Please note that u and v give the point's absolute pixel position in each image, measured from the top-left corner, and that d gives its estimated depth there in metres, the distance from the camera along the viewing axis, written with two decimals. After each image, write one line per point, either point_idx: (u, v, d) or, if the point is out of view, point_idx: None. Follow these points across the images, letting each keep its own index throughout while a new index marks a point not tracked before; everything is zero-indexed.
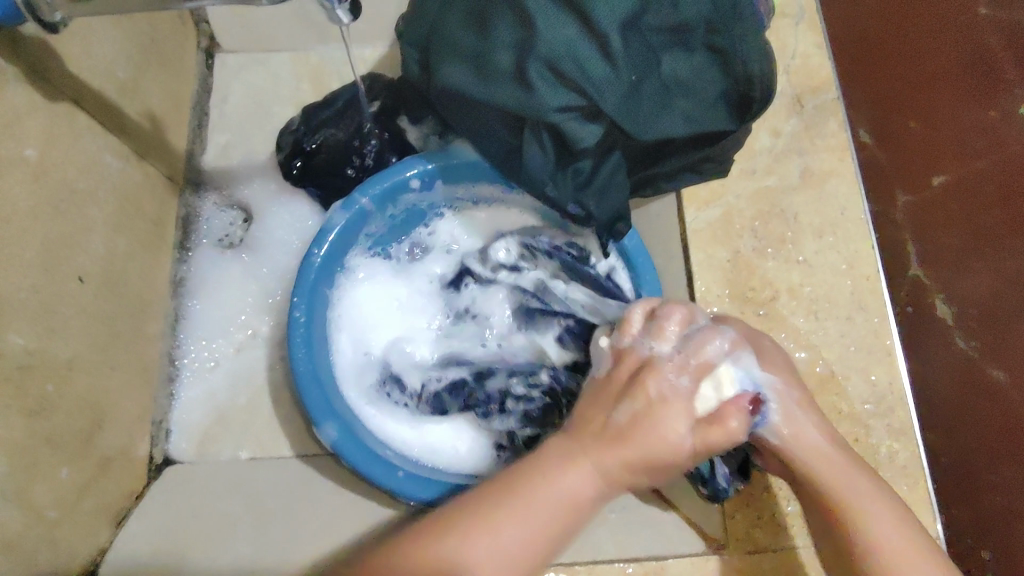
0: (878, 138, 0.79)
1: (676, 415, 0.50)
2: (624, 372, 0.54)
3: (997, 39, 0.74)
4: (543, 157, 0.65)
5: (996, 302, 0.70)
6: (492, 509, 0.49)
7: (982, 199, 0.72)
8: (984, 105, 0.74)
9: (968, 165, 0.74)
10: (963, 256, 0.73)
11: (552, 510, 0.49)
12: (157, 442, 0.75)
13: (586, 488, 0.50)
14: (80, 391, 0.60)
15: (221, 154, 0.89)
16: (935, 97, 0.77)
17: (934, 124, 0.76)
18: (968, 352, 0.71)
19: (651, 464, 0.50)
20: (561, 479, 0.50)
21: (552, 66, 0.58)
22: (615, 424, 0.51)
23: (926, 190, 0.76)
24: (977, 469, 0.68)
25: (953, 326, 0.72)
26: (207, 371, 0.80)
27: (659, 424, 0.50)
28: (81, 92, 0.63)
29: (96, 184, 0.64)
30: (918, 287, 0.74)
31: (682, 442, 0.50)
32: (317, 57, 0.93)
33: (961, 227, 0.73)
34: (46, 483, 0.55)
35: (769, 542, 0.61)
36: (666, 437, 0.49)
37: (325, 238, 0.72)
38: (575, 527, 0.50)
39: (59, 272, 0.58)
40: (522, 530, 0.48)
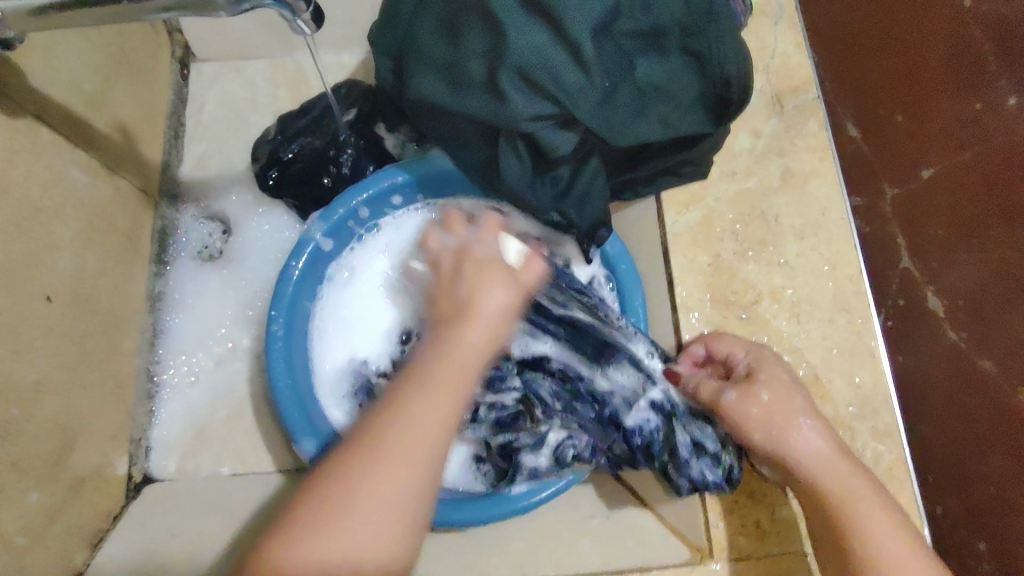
0: (864, 131, 0.80)
1: (485, 288, 0.52)
2: (479, 255, 0.55)
3: (983, 33, 0.69)
4: (519, 166, 0.64)
5: (982, 292, 0.68)
6: (364, 482, 0.42)
7: (971, 189, 0.69)
8: (967, 96, 0.70)
9: (955, 157, 0.71)
10: (949, 245, 0.71)
11: (418, 431, 0.44)
12: (136, 460, 0.74)
13: (434, 415, 0.45)
14: (48, 413, 0.59)
15: (198, 165, 0.88)
16: (924, 84, 0.74)
17: (918, 114, 0.75)
18: (958, 342, 0.69)
19: (502, 320, 0.51)
20: (480, 297, 0.51)
21: (523, 75, 0.57)
22: (449, 352, 0.48)
23: (913, 181, 0.75)
24: (969, 460, 0.67)
25: (943, 317, 0.71)
26: (187, 387, 0.79)
27: (475, 299, 0.51)
28: (44, 106, 0.61)
29: (61, 200, 0.63)
30: (910, 280, 0.74)
31: (498, 303, 0.51)
32: (293, 64, 0.92)
33: (948, 218, 0.71)
34: (11, 509, 0.54)
35: (755, 550, 0.60)
36: (490, 312, 0.51)
37: (303, 250, 0.71)
38: (500, 335, 0.52)
39: (23, 292, 0.57)
40: (386, 487, 0.42)
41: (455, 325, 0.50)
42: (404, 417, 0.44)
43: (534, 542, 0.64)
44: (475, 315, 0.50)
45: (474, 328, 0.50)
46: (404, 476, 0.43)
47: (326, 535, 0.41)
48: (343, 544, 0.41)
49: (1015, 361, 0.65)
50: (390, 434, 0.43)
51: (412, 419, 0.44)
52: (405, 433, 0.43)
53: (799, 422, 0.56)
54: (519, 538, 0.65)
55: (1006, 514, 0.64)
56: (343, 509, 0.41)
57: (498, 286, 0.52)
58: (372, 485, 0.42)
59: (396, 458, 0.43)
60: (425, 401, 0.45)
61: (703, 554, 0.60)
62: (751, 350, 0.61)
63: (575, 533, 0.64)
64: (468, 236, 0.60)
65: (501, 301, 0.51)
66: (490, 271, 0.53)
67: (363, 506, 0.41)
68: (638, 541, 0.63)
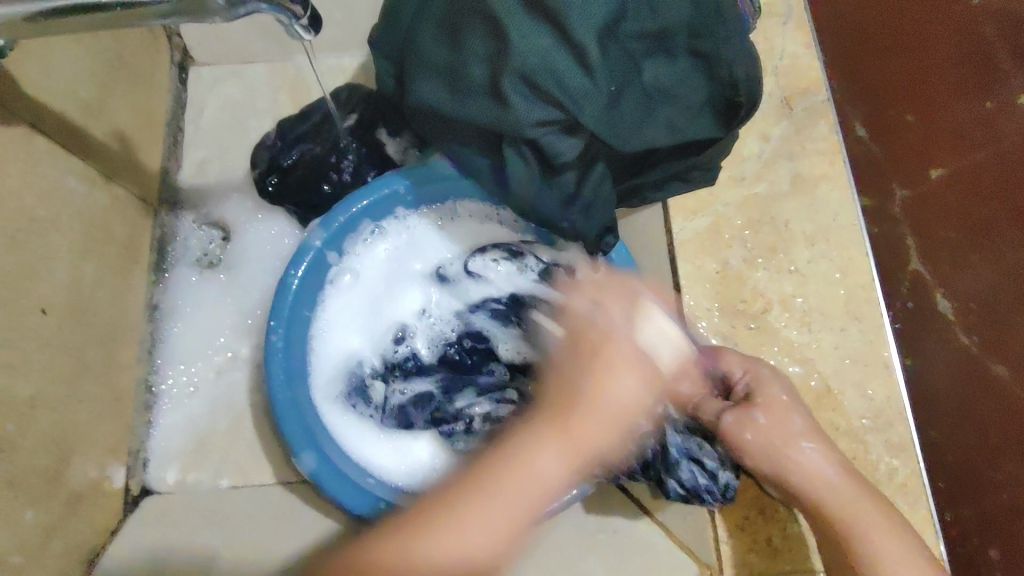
0: (873, 130, 0.78)
1: (626, 371, 0.52)
2: (624, 350, 0.53)
3: (994, 32, 0.76)
4: (525, 171, 0.63)
5: (994, 297, 0.72)
6: (459, 513, 0.48)
7: (987, 190, 0.74)
8: (980, 98, 0.76)
9: (964, 160, 0.75)
10: (962, 247, 0.74)
11: (517, 499, 0.48)
12: (134, 472, 0.73)
13: (558, 471, 0.49)
14: (45, 427, 0.58)
15: (197, 172, 0.86)
16: (932, 88, 0.77)
17: (929, 115, 0.77)
18: (970, 346, 0.72)
19: (618, 415, 0.51)
20: (608, 387, 0.51)
21: (526, 80, 0.56)
22: (579, 388, 0.52)
23: (924, 183, 0.76)
24: (980, 466, 0.69)
25: (954, 322, 0.73)
26: (186, 397, 0.77)
27: (607, 390, 0.51)
28: (39, 114, 0.60)
29: (57, 210, 0.62)
30: (919, 281, 0.74)
31: (627, 399, 0.51)
32: (293, 69, 0.91)
33: (961, 219, 0.74)
34: (8, 528, 0.53)
35: (767, 567, 0.59)
36: (609, 410, 0.51)
37: (303, 258, 0.69)
38: (611, 439, 0.51)
39: (17, 304, 0.56)
40: (489, 525, 0.47)
41: (559, 415, 0.51)
42: (530, 471, 0.49)
43: (536, 556, 0.62)
44: (613, 365, 0.52)
45: (586, 422, 0.50)
46: (520, 511, 0.48)
47: (458, 525, 0.47)
48: (466, 554, 0.47)
49: None
50: (527, 478, 0.49)
51: (512, 462, 0.50)
52: (515, 467, 0.49)
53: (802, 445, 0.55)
54: (520, 553, 0.63)
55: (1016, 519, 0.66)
56: (465, 521, 0.47)
57: (628, 374, 0.51)
58: (483, 519, 0.47)
59: (505, 495, 0.48)
60: (551, 463, 0.49)
61: (712, 571, 0.59)
62: (750, 368, 0.59)
63: (581, 548, 0.62)
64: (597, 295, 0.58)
65: (638, 399, 0.52)
66: (616, 303, 0.56)
67: (447, 545, 0.47)
68: (645, 555, 0.60)
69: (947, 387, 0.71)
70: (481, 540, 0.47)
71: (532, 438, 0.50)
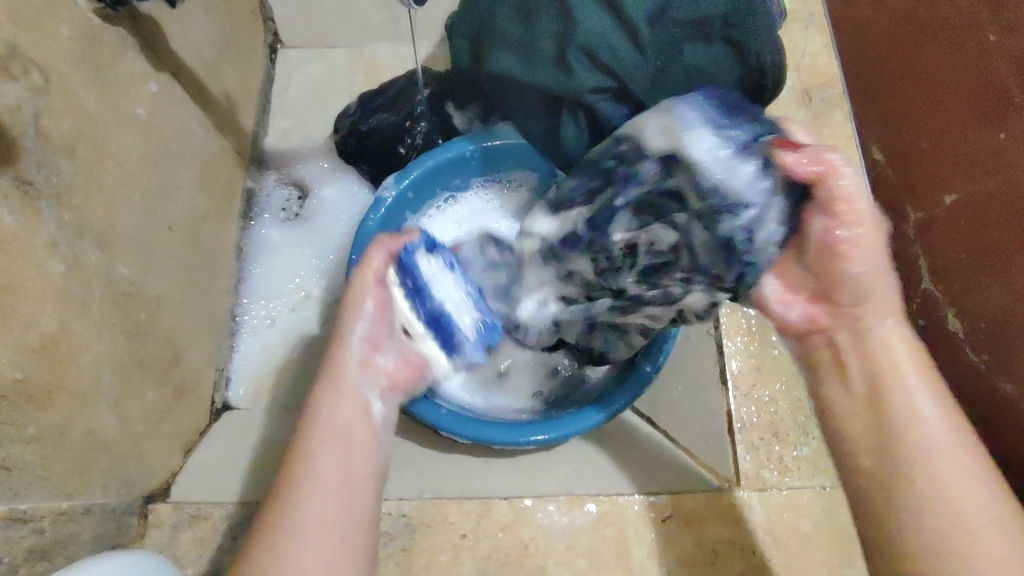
0: (889, 156, 0.90)
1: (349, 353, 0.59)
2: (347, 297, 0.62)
3: (1007, 65, 0.72)
4: (578, 133, 0.73)
5: (1002, 316, 0.74)
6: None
7: (989, 217, 0.75)
8: (995, 126, 0.74)
9: (971, 187, 0.78)
10: (973, 272, 0.78)
11: (331, 455, 0.53)
12: (218, 387, 0.83)
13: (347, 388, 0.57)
14: (165, 325, 0.68)
15: (281, 138, 0.98)
16: (944, 116, 0.81)
17: (941, 141, 0.82)
18: (978, 365, 0.77)
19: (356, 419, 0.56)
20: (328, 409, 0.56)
21: (589, 54, 0.67)
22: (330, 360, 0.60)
23: (937, 207, 0.83)
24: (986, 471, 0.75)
25: (964, 339, 0.79)
26: (265, 328, 0.88)
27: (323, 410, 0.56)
28: (179, 67, 0.72)
29: (185, 147, 0.73)
30: (931, 300, 0.84)
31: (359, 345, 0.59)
32: (370, 53, 1.03)
33: (970, 244, 0.78)
34: (136, 400, 0.63)
35: (779, 481, 0.68)
36: (341, 410, 0.56)
37: (380, 206, 0.80)
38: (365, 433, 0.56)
39: (156, 218, 0.67)
40: (317, 507, 0.50)
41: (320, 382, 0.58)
42: (310, 475, 0.52)
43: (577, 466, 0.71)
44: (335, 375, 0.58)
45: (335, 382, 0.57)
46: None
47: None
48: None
49: None
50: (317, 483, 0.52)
51: (321, 471, 0.52)
52: (323, 470, 0.52)
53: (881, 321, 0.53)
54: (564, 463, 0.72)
55: None
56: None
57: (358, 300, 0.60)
58: (309, 523, 0.50)
59: (287, 565, 0.47)
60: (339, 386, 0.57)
61: (731, 483, 0.67)
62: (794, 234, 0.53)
63: (616, 460, 0.71)
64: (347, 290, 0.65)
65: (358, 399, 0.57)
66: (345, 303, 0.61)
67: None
68: (670, 472, 0.69)
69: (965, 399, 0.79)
70: None
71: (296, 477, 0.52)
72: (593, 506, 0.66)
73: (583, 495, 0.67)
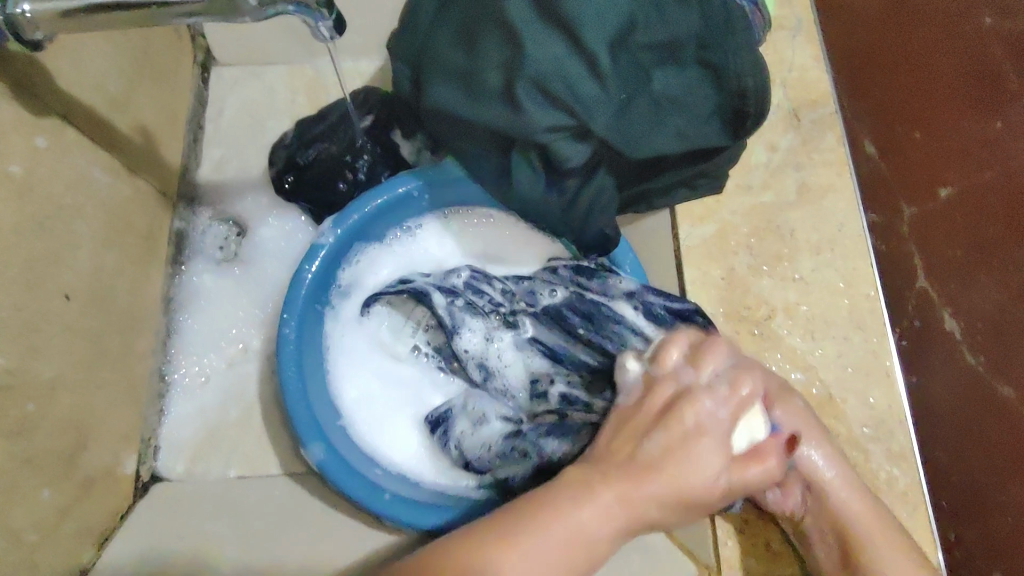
0: (883, 148, 0.80)
1: (708, 439, 0.49)
2: (714, 429, 0.49)
3: (1004, 49, 0.73)
4: (533, 174, 0.64)
5: (1003, 315, 0.70)
6: (500, 554, 0.46)
7: (988, 211, 0.72)
8: (991, 114, 0.73)
9: (976, 175, 0.73)
10: (971, 269, 0.72)
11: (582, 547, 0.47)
12: (145, 459, 0.74)
13: (711, 472, 0.49)
14: (62, 411, 0.60)
15: (215, 169, 0.88)
16: (940, 103, 0.77)
17: (934, 129, 0.77)
18: (977, 366, 0.70)
19: (695, 476, 0.48)
20: (702, 461, 0.48)
21: (539, 87, 0.57)
22: (659, 435, 0.50)
23: (931, 202, 0.76)
24: (988, 489, 0.68)
25: (960, 340, 0.72)
26: (198, 387, 0.79)
27: (694, 411, 0.50)
28: (70, 106, 0.63)
29: (82, 200, 0.64)
30: (925, 302, 0.74)
31: (709, 468, 0.48)
32: (312, 71, 0.93)
33: (967, 239, 0.73)
34: (24, 506, 0.54)
35: (763, 569, 0.60)
36: (702, 473, 0.48)
37: (316, 254, 0.70)
38: (701, 496, 0.48)
39: (42, 288, 0.58)
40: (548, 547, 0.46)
41: (626, 482, 0.48)
42: (568, 518, 0.47)
43: None
44: (680, 428, 0.49)
45: (711, 456, 0.49)
46: (540, 570, 0.45)
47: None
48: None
49: None
50: (563, 530, 0.47)
51: (561, 525, 0.47)
52: (573, 540, 0.47)
53: (802, 448, 0.59)
54: None
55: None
56: (487, 560, 0.46)
57: (724, 409, 0.50)
58: (537, 560, 0.46)
59: (565, 523, 0.47)
60: (590, 512, 0.47)
61: (713, 573, 0.60)
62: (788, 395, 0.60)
63: None
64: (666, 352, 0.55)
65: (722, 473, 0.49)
66: (711, 351, 0.54)
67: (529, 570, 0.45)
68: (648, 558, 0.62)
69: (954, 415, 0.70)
70: None
71: (586, 480, 0.49)
72: None
73: None
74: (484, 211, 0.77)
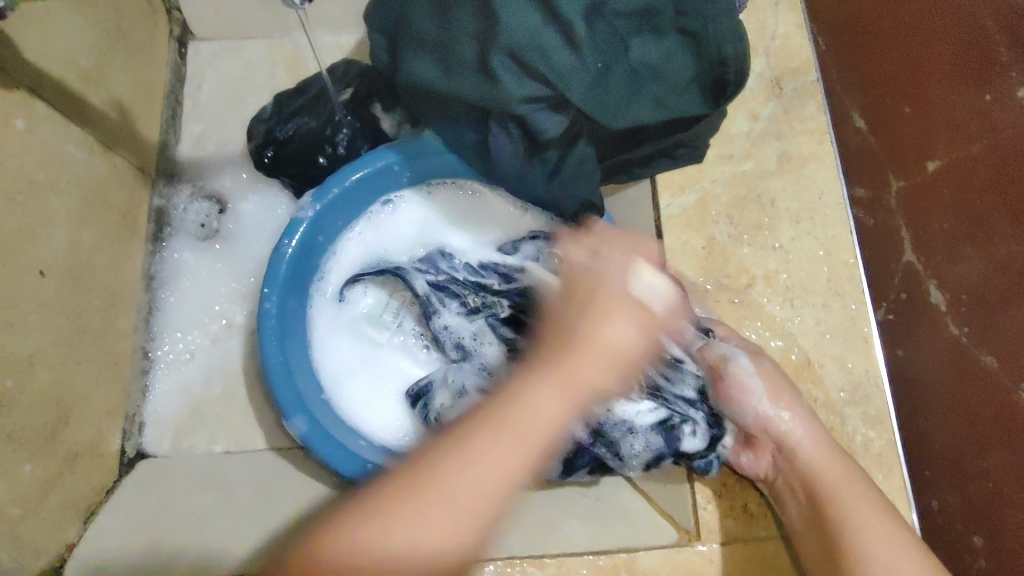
0: (873, 124, 0.80)
1: (615, 310, 0.49)
2: (610, 291, 0.50)
3: (993, 21, 0.70)
4: (511, 146, 0.64)
5: (987, 288, 0.69)
6: (429, 474, 0.42)
7: (976, 182, 0.71)
8: (978, 90, 0.71)
9: (962, 151, 0.72)
10: (954, 239, 0.72)
11: (519, 440, 0.43)
12: (130, 436, 0.74)
13: (629, 331, 0.48)
14: (41, 385, 0.60)
15: (195, 145, 0.87)
16: (927, 80, 0.75)
17: (923, 106, 0.76)
18: (959, 336, 0.71)
19: (617, 362, 0.47)
20: (606, 329, 0.48)
21: (514, 57, 0.57)
22: (541, 402, 0.44)
23: (919, 174, 0.75)
24: (966, 455, 0.69)
25: (946, 313, 0.72)
26: (181, 364, 0.79)
27: (598, 332, 0.47)
28: (39, 82, 0.62)
29: (56, 176, 0.63)
30: (912, 274, 0.75)
31: (622, 341, 0.47)
32: (291, 45, 0.91)
33: (950, 210, 0.73)
34: (5, 480, 0.55)
35: (743, 532, 0.61)
36: (608, 347, 0.47)
37: (296, 228, 0.70)
38: (608, 380, 0.47)
39: (17, 265, 0.58)
40: (446, 507, 0.41)
41: (564, 346, 0.47)
42: (477, 465, 0.41)
43: None
44: (564, 362, 0.46)
45: (590, 364, 0.46)
46: (451, 501, 0.41)
47: (390, 523, 0.40)
48: (418, 532, 0.40)
49: (1018, 359, 0.66)
50: (461, 480, 0.41)
51: (454, 485, 0.41)
52: (509, 448, 0.42)
53: (779, 410, 0.61)
54: None
55: (1003, 508, 0.66)
56: (435, 488, 0.41)
57: (631, 318, 0.48)
58: (463, 484, 0.41)
59: (445, 486, 0.41)
60: (552, 402, 0.44)
61: (691, 536, 0.60)
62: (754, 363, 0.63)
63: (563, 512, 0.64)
64: (600, 248, 0.55)
65: (637, 336, 0.48)
66: (613, 305, 0.49)
67: (466, 490, 0.41)
68: (626, 525, 0.63)
69: (942, 381, 0.72)
70: (410, 542, 0.40)
71: (533, 376, 0.45)
72: (535, 569, 0.59)
73: (526, 556, 0.59)
74: (470, 184, 0.77)
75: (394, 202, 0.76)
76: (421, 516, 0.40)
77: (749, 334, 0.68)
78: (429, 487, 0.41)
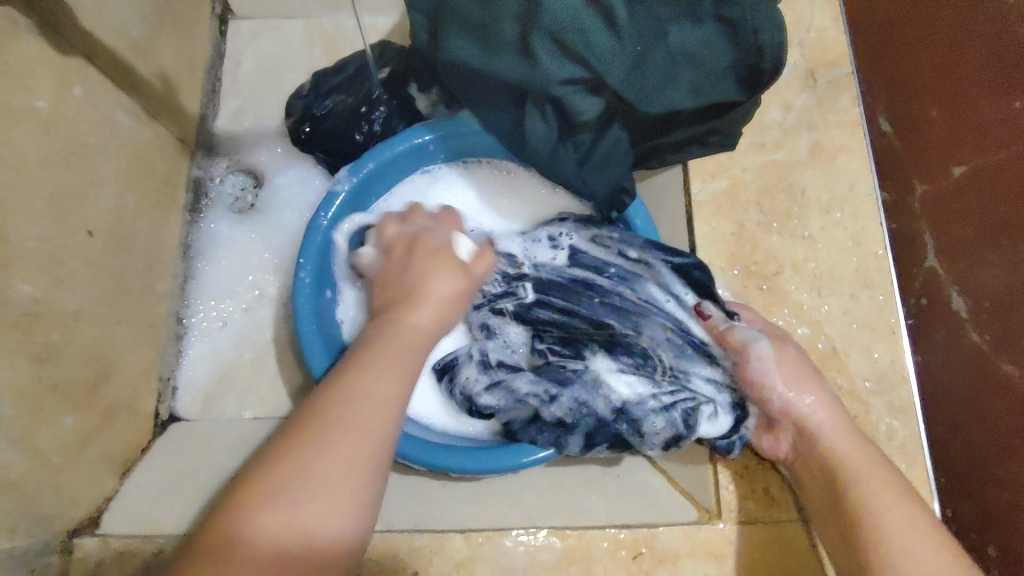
0: (897, 126, 0.80)
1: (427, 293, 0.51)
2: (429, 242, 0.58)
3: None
4: (546, 131, 0.65)
5: (1013, 296, 0.69)
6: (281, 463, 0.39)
7: (1007, 187, 0.70)
8: (1008, 96, 0.71)
9: (991, 157, 0.72)
10: (977, 245, 0.72)
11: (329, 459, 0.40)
12: (163, 398, 0.77)
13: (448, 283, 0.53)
14: (85, 341, 0.62)
15: (232, 120, 0.88)
16: (956, 83, 0.75)
17: (954, 110, 0.76)
18: (980, 343, 0.71)
19: (448, 306, 0.52)
20: (434, 283, 0.52)
21: (555, 39, 0.58)
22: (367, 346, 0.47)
23: (943, 179, 0.75)
24: (981, 461, 0.69)
25: (967, 318, 0.72)
26: (214, 331, 0.81)
27: (426, 285, 0.52)
28: (94, 49, 0.64)
29: (106, 140, 0.66)
30: (932, 278, 0.75)
31: (442, 290, 0.52)
32: (332, 25, 0.93)
33: (980, 218, 0.72)
34: (50, 428, 0.57)
35: (762, 514, 0.61)
36: (440, 297, 0.52)
37: (333, 201, 0.71)
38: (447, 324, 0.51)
39: (68, 224, 0.60)
40: (324, 470, 0.40)
41: (403, 303, 0.51)
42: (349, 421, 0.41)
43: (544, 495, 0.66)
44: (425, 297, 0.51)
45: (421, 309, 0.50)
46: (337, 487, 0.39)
47: (268, 504, 0.38)
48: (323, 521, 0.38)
49: None
50: (328, 440, 0.41)
51: (313, 465, 0.40)
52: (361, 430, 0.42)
53: (802, 394, 0.61)
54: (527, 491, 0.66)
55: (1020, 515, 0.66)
56: (303, 466, 0.39)
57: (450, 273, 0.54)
58: (325, 474, 0.39)
59: (331, 450, 0.40)
60: (373, 379, 0.44)
61: (711, 515, 0.61)
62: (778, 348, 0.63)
63: (585, 488, 0.65)
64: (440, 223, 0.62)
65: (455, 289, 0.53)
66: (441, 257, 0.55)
67: (317, 467, 0.39)
68: (649, 500, 0.64)
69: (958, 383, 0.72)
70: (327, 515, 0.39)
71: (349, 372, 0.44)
72: (557, 539, 0.59)
73: (549, 525, 0.60)
74: (505, 165, 0.79)
75: (432, 180, 0.78)
76: (315, 482, 0.39)
77: (776, 320, 0.68)
78: (300, 470, 0.39)
